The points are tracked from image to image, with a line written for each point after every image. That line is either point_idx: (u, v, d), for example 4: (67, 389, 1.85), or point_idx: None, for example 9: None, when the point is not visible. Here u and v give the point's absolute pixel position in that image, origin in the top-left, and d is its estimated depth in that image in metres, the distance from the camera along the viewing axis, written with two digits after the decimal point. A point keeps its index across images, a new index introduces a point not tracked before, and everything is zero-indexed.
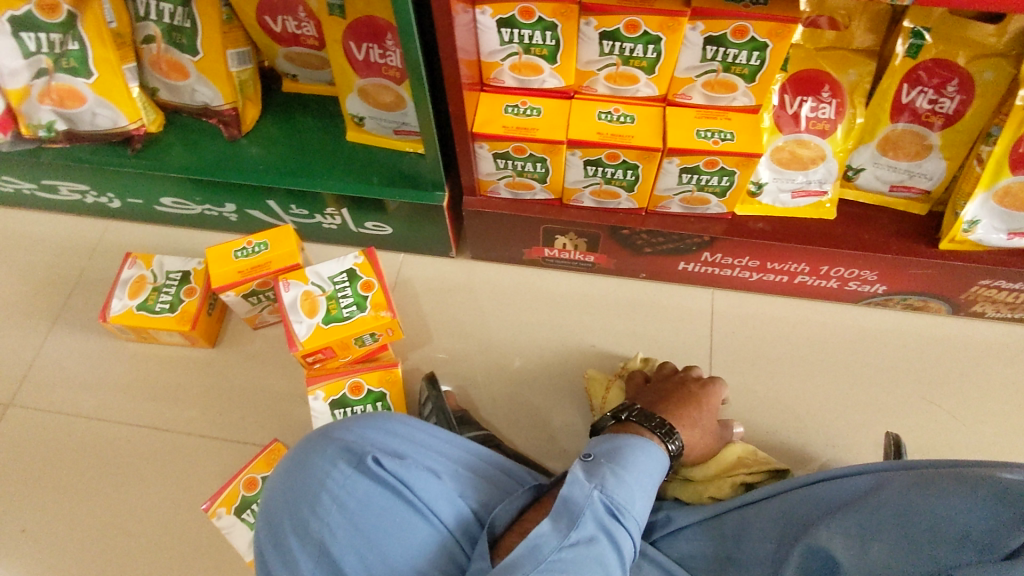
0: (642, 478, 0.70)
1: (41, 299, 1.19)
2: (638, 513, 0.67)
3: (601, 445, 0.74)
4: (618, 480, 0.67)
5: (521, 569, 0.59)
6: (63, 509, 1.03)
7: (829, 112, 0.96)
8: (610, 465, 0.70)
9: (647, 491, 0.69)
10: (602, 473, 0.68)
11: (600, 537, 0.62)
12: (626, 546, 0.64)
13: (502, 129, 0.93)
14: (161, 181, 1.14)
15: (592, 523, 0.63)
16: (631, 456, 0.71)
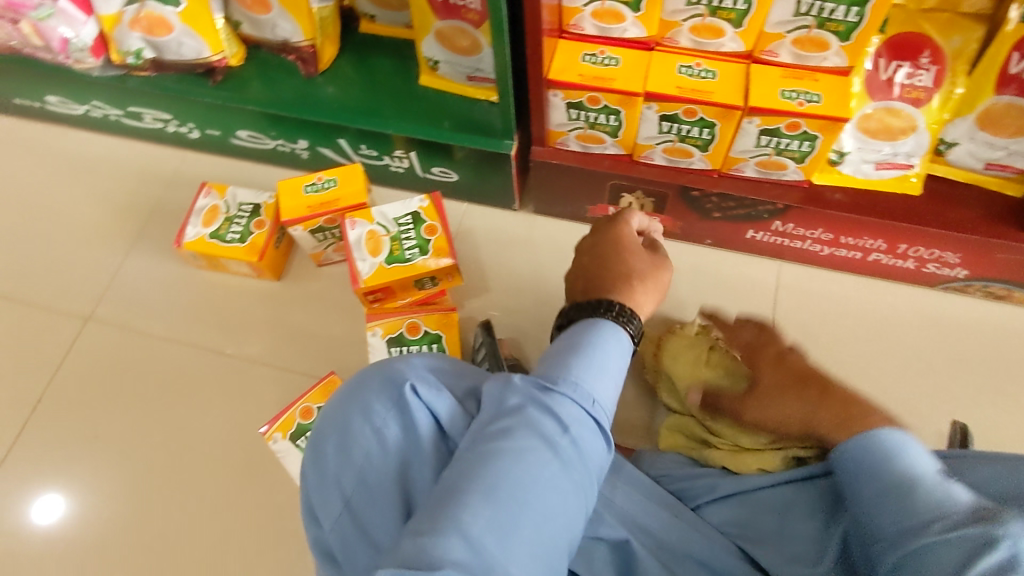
0: (596, 362, 0.64)
1: (121, 223, 1.25)
2: (592, 389, 0.62)
3: (553, 346, 0.67)
4: (564, 367, 0.63)
5: (474, 466, 0.55)
6: (133, 419, 1.09)
7: (926, 80, 0.91)
8: (556, 358, 0.64)
9: (603, 373, 0.64)
10: (551, 363, 0.64)
11: (543, 421, 0.58)
12: (571, 418, 0.59)
13: (578, 77, 0.91)
14: (239, 114, 1.17)
15: (528, 409, 0.59)
16: (581, 342, 0.65)
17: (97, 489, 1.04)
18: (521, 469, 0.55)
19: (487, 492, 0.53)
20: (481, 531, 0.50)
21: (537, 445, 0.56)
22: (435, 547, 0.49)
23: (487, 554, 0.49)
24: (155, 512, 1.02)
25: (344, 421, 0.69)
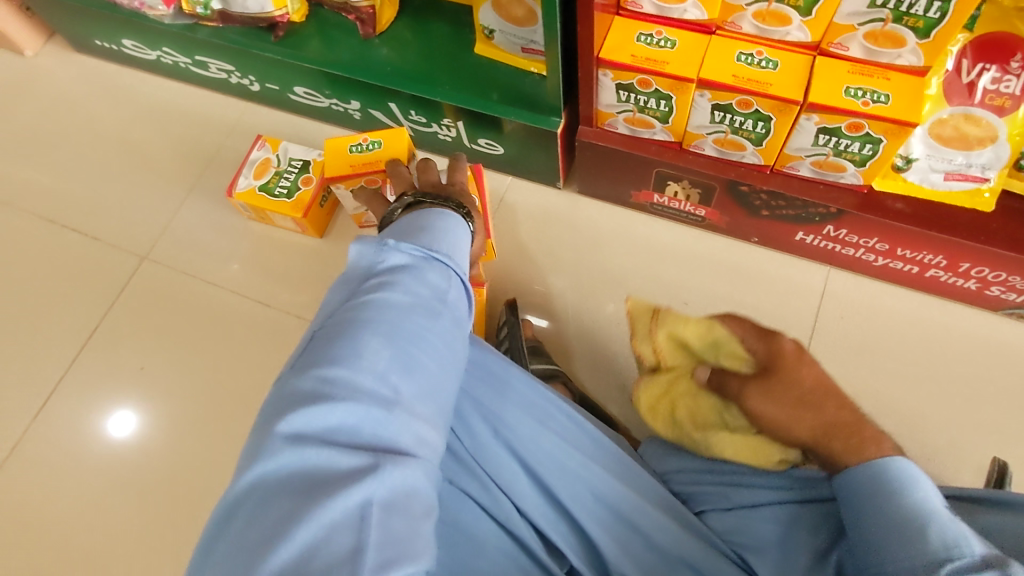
0: (446, 235, 0.70)
1: (182, 168, 1.31)
2: (454, 260, 0.68)
3: (396, 226, 0.74)
4: (427, 237, 0.69)
5: (337, 328, 0.59)
6: (176, 356, 1.15)
7: (1014, 87, 0.82)
8: (406, 232, 0.70)
9: (454, 248, 0.70)
10: (403, 238, 0.68)
11: (412, 281, 0.63)
12: (450, 282, 0.66)
13: (630, 58, 0.88)
14: (296, 70, 1.19)
15: (393, 267, 0.63)
16: (431, 221, 0.72)
17: (140, 417, 1.12)
18: (403, 322, 0.59)
19: (377, 341, 0.57)
20: (381, 374, 0.56)
21: (413, 301, 0.61)
22: (333, 377, 0.54)
23: (390, 394, 0.55)
24: (189, 445, 1.09)
25: None
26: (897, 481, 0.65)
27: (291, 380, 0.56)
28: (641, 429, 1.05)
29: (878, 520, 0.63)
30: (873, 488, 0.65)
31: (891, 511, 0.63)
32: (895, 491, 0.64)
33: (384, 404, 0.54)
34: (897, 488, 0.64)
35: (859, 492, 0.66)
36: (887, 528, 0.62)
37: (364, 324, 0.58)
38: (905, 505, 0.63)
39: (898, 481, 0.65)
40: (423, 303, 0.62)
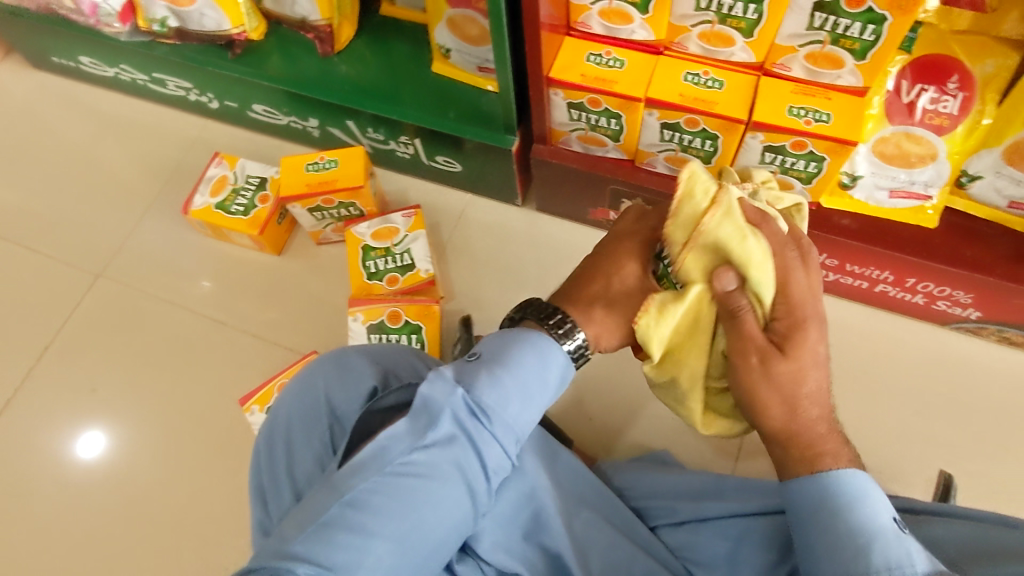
0: (539, 380, 0.62)
1: (139, 185, 1.29)
2: (517, 419, 0.61)
3: (493, 340, 0.65)
4: (514, 382, 0.61)
5: (364, 472, 0.56)
6: (129, 376, 1.13)
7: (952, 107, 0.84)
8: (504, 363, 0.62)
9: (533, 398, 0.62)
10: (484, 374, 0.61)
11: (454, 447, 0.58)
12: (492, 453, 0.61)
13: (579, 77, 0.89)
14: (254, 88, 1.19)
15: (444, 428, 0.58)
16: (517, 353, 0.63)
17: (90, 439, 1.10)
18: (423, 505, 0.56)
19: (385, 522, 0.54)
20: (382, 545, 0.54)
21: (443, 478, 0.57)
22: (343, 542, 0.52)
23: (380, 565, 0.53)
24: (141, 466, 1.07)
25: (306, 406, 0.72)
26: (843, 495, 0.60)
27: (298, 525, 0.54)
28: (599, 446, 1.04)
29: (822, 540, 0.59)
30: (817, 504, 0.60)
31: (838, 534, 0.58)
32: (843, 508, 0.59)
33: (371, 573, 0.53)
34: (846, 502, 0.59)
35: (806, 506, 0.61)
36: (829, 546, 0.58)
37: (382, 496, 0.55)
38: (850, 524, 0.58)
39: (848, 493, 0.60)
40: (455, 481, 0.58)
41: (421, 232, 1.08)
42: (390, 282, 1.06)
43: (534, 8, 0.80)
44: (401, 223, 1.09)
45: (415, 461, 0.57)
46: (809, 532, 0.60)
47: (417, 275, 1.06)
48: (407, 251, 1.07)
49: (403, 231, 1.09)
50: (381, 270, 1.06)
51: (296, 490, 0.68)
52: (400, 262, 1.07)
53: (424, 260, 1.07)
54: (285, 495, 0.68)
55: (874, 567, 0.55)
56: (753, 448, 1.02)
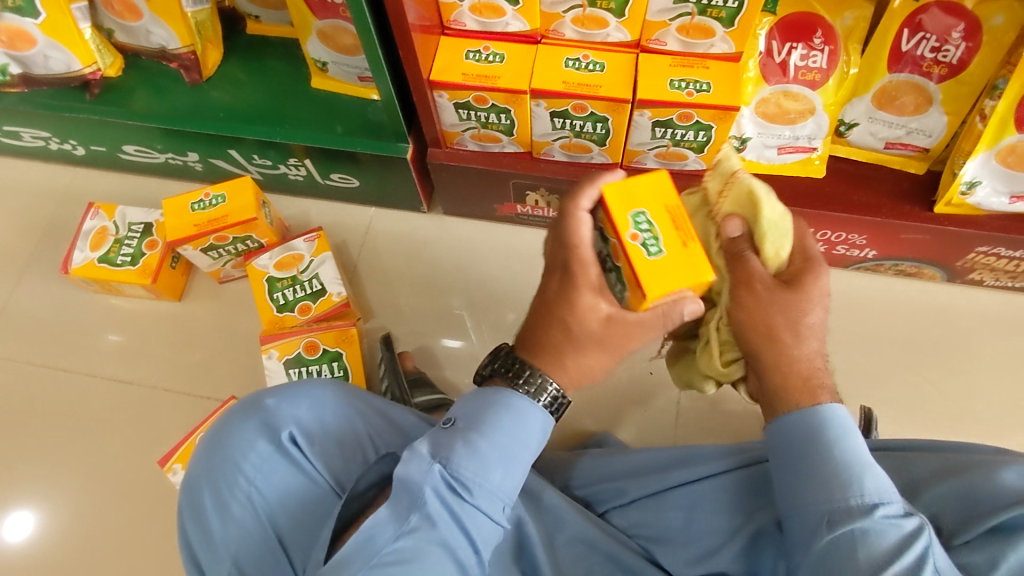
0: (518, 442, 0.64)
1: (10, 249, 1.18)
2: (502, 486, 0.63)
3: (466, 404, 0.66)
4: (494, 449, 0.62)
5: (350, 567, 0.55)
6: (33, 457, 1.04)
7: (821, 61, 0.88)
8: (479, 428, 0.63)
9: (515, 461, 0.63)
10: (462, 445, 0.62)
11: (438, 525, 0.59)
12: (480, 524, 0.61)
13: (460, 76, 0.87)
14: (121, 128, 1.10)
15: (429, 509, 0.59)
16: (493, 418, 0.64)
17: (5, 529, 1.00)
18: None
19: None
20: None
21: (431, 558, 0.58)
22: None
23: None
24: (60, 552, 0.98)
25: (218, 471, 0.64)
26: (833, 430, 0.60)
27: None
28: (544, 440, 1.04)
29: (808, 468, 0.59)
30: (812, 436, 0.60)
31: (829, 464, 0.58)
32: (828, 439, 0.60)
33: None
34: (836, 436, 0.60)
35: (799, 439, 0.61)
36: (816, 478, 0.58)
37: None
38: (837, 456, 0.58)
39: (830, 427, 0.60)
40: (444, 560, 0.59)
41: (327, 255, 1.04)
42: (302, 312, 1.02)
43: (398, 12, 0.77)
44: (304, 249, 1.05)
45: (400, 548, 0.57)
46: (802, 463, 0.60)
47: (330, 300, 1.01)
48: (315, 276, 1.03)
49: (308, 256, 1.04)
50: (291, 301, 1.02)
51: (232, 559, 0.61)
52: (310, 289, 1.03)
53: (334, 283, 1.03)
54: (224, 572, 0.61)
55: (861, 497, 0.56)
56: (690, 415, 1.04)
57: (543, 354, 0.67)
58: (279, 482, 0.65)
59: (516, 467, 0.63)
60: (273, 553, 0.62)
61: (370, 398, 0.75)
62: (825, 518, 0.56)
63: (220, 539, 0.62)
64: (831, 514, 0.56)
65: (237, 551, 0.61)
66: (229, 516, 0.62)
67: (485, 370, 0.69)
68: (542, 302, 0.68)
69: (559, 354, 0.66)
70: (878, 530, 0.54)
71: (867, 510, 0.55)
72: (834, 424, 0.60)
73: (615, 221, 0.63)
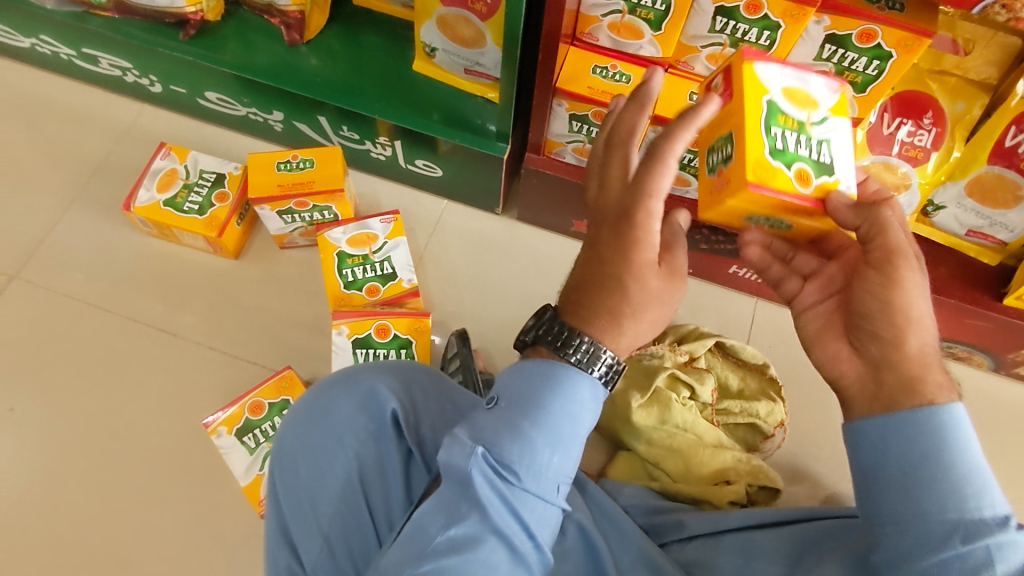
0: (566, 418, 0.58)
1: (61, 175, 1.12)
2: (556, 469, 0.57)
3: (507, 375, 0.61)
4: (541, 430, 0.57)
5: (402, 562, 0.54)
6: (57, 395, 0.99)
7: (927, 140, 0.91)
8: (525, 409, 0.58)
9: (564, 440, 0.58)
10: (505, 428, 0.57)
11: (486, 511, 0.55)
12: (531, 507, 0.57)
13: (587, 90, 0.88)
14: (209, 74, 1.07)
15: (477, 496, 0.55)
16: (541, 394, 0.58)
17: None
18: None
19: None
20: None
21: (489, 550, 0.54)
22: None
23: None
24: (74, 498, 0.93)
25: (319, 443, 0.62)
26: (955, 435, 0.54)
27: None
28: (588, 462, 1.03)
29: (917, 476, 0.53)
30: (934, 445, 0.53)
31: (948, 480, 0.52)
32: (940, 449, 0.53)
33: None
34: (956, 442, 0.53)
35: (914, 446, 0.54)
36: (935, 485, 0.53)
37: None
38: (962, 464, 0.53)
39: (951, 431, 0.54)
40: (499, 551, 0.55)
41: (401, 239, 1.03)
42: (369, 293, 1.00)
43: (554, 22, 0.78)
44: (379, 229, 1.03)
45: (453, 537, 0.55)
46: (920, 471, 0.53)
47: (399, 285, 1.01)
48: (387, 259, 1.02)
49: (382, 237, 1.03)
50: (359, 280, 1.00)
51: (323, 536, 0.59)
52: (380, 271, 1.01)
53: (406, 269, 1.02)
54: (315, 545, 0.59)
55: (994, 509, 0.51)
56: None
57: (597, 317, 0.58)
58: (372, 459, 0.62)
59: (567, 446, 0.58)
60: (363, 531, 0.60)
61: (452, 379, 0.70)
62: (949, 535, 0.51)
63: (314, 512, 0.60)
64: (958, 528, 0.51)
65: (329, 527, 0.60)
66: (323, 489, 0.61)
67: (529, 336, 0.61)
68: (597, 250, 0.59)
69: (618, 325, 0.58)
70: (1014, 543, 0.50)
71: (993, 522, 0.51)
72: (953, 431, 0.54)
73: (781, 196, 0.56)
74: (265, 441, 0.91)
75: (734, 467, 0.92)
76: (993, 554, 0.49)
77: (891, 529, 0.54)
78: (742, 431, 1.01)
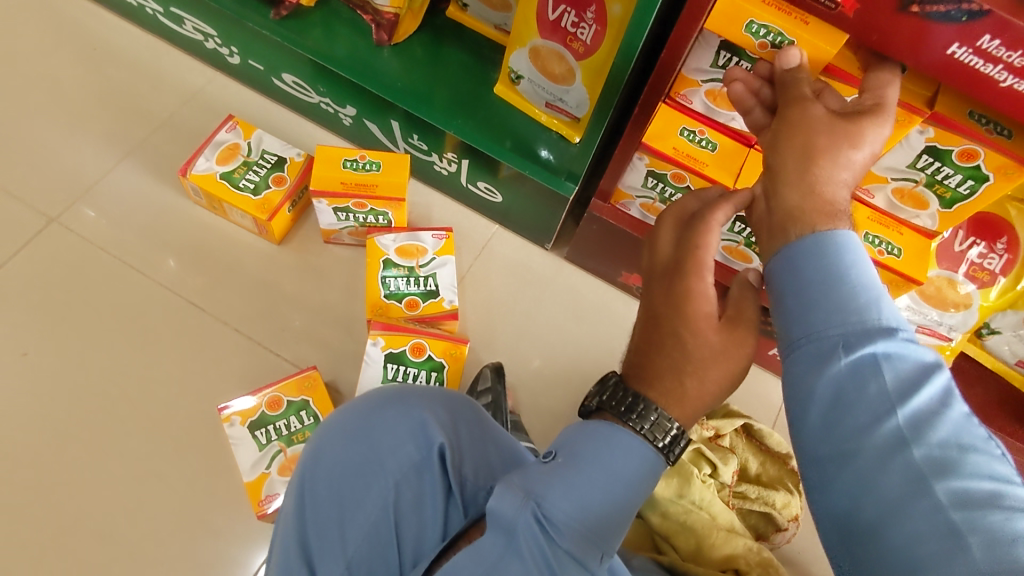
0: (618, 485, 0.59)
1: (121, 125, 1.11)
2: (601, 535, 0.56)
3: (566, 438, 0.64)
4: (595, 492, 0.57)
5: None
6: (73, 348, 0.96)
7: (996, 264, 0.90)
8: (581, 469, 0.59)
9: (613, 507, 0.58)
10: (561, 484, 0.57)
11: (527, 564, 0.53)
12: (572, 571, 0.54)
13: (670, 151, 0.85)
14: (291, 56, 1.05)
15: (522, 547, 0.53)
16: (596, 457, 0.60)
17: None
18: None
19: None
20: None
21: None
22: None
23: None
24: (70, 457, 0.90)
25: (362, 463, 0.61)
26: (851, 255, 0.50)
27: None
28: None
29: (808, 295, 0.50)
30: (827, 266, 0.50)
31: (837, 296, 0.49)
32: (840, 271, 0.50)
33: None
34: (851, 262, 0.50)
35: (810, 272, 0.51)
36: (829, 300, 0.49)
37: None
38: (857, 281, 0.49)
39: (843, 252, 0.50)
40: None
41: (450, 258, 1.01)
42: (408, 306, 0.99)
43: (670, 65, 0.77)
44: (429, 244, 1.01)
45: None
46: (810, 290, 0.50)
47: (440, 305, 0.99)
48: (432, 276, 1.00)
49: (430, 253, 1.01)
50: (401, 291, 0.98)
51: (346, 560, 0.58)
52: (423, 286, 0.99)
53: (449, 290, 1.00)
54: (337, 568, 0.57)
55: (878, 320, 0.48)
56: None
57: (656, 384, 0.64)
58: (411, 491, 0.61)
59: (613, 517, 0.57)
60: (388, 562, 0.58)
61: (499, 426, 0.70)
62: (833, 348, 0.48)
63: (342, 535, 0.58)
64: (843, 339, 0.48)
65: (354, 553, 0.58)
66: (357, 511, 0.59)
67: (593, 402, 0.66)
68: (655, 312, 0.65)
69: (681, 380, 0.63)
70: (897, 351, 0.46)
71: (885, 333, 0.47)
72: (839, 251, 0.50)
73: None
74: (276, 439, 0.88)
75: (744, 556, 0.88)
76: (881, 363, 0.46)
77: (788, 354, 0.51)
78: (755, 518, 0.98)
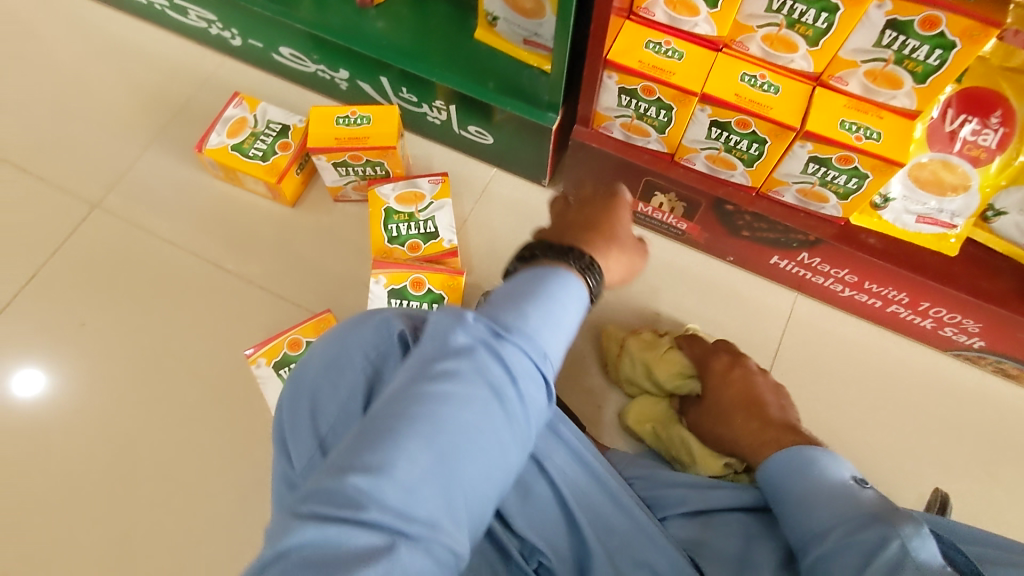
0: (557, 300, 0.57)
1: (146, 115, 1.22)
2: (547, 338, 0.55)
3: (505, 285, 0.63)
4: (533, 302, 0.56)
5: (388, 406, 0.48)
6: (122, 316, 1.08)
7: (992, 140, 0.85)
8: (520, 290, 0.57)
9: (558, 316, 0.57)
10: (502, 304, 0.56)
11: (477, 365, 0.51)
12: (525, 368, 0.53)
13: (637, 63, 0.88)
14: (284, 29, 1.13)
15: (467, 350, 0.52)
16: (534, 282, 0.58)
17: (26, 385, 1.03)
18: (453, 431, 0.48)
19: (411, 449, 0.46)
20: (413, 485, 0.45)
21: (476, 403, 0.50)
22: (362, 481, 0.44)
23: (414, 510, 0.44)
24: (127, 410, 1.02)
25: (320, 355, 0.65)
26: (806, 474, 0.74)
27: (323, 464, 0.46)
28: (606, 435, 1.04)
29: (790, 517, 0.69)
30: (795, 490, 0.72)
31: (804, 509, 0.68)
32: (817, 491, 0.70)
33: (402, 521, 0.44)
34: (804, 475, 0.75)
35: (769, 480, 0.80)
36: (805, 507, 0.69)
37: (415, 419, 0.47)
38: (817, 495, 0.69)
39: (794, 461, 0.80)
40: (488, 405, 0.50)
41: (446, 201, 1.07)
42: (411, 249, 1.05)
43: None
44: (426, 189, 1.07)
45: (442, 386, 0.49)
46: (787, 510, 0.70)
47: (440, 245, 1.04)
48: (432, 218, 1.06)
49: (428, 198, 1.07)
50: (403, 236, 1.04)
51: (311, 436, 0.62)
52: (424, 229, 1.05)
53: (448, 230, 1.05)
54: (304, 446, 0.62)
55: (830, 515, 0.66)
56: None
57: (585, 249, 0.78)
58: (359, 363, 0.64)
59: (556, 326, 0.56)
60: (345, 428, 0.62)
61: None
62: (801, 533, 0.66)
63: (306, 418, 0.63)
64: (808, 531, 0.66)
65: (325, 431, 0.61)
66: (313, 392, 0.63)
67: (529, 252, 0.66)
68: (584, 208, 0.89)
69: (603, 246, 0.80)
70: (845, 529, 0.63)
71: (833, 509, 0.66)
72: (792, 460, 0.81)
73: None
74: None
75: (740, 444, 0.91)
76: (826, 534, 0.64)
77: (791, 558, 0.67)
78: None
